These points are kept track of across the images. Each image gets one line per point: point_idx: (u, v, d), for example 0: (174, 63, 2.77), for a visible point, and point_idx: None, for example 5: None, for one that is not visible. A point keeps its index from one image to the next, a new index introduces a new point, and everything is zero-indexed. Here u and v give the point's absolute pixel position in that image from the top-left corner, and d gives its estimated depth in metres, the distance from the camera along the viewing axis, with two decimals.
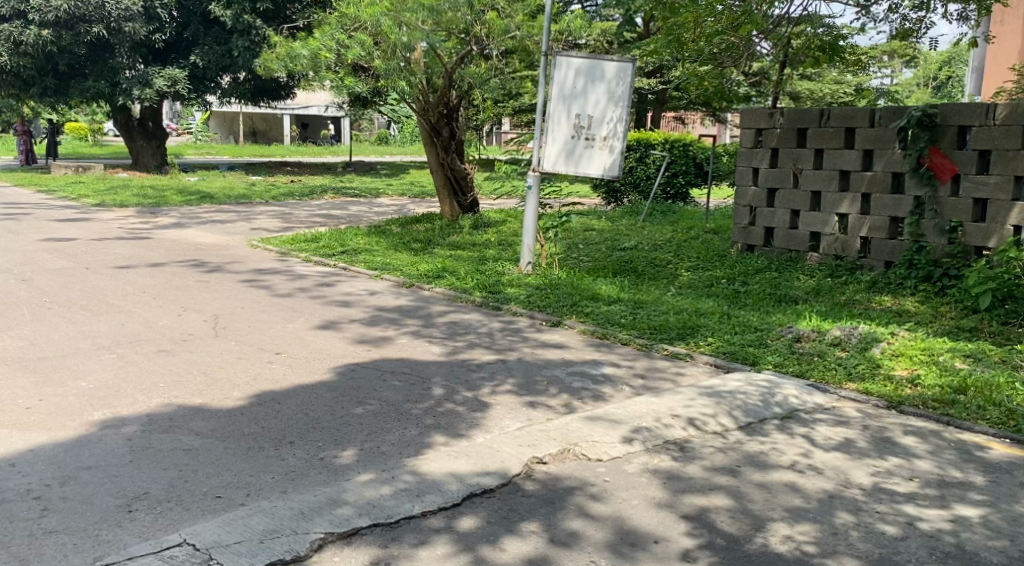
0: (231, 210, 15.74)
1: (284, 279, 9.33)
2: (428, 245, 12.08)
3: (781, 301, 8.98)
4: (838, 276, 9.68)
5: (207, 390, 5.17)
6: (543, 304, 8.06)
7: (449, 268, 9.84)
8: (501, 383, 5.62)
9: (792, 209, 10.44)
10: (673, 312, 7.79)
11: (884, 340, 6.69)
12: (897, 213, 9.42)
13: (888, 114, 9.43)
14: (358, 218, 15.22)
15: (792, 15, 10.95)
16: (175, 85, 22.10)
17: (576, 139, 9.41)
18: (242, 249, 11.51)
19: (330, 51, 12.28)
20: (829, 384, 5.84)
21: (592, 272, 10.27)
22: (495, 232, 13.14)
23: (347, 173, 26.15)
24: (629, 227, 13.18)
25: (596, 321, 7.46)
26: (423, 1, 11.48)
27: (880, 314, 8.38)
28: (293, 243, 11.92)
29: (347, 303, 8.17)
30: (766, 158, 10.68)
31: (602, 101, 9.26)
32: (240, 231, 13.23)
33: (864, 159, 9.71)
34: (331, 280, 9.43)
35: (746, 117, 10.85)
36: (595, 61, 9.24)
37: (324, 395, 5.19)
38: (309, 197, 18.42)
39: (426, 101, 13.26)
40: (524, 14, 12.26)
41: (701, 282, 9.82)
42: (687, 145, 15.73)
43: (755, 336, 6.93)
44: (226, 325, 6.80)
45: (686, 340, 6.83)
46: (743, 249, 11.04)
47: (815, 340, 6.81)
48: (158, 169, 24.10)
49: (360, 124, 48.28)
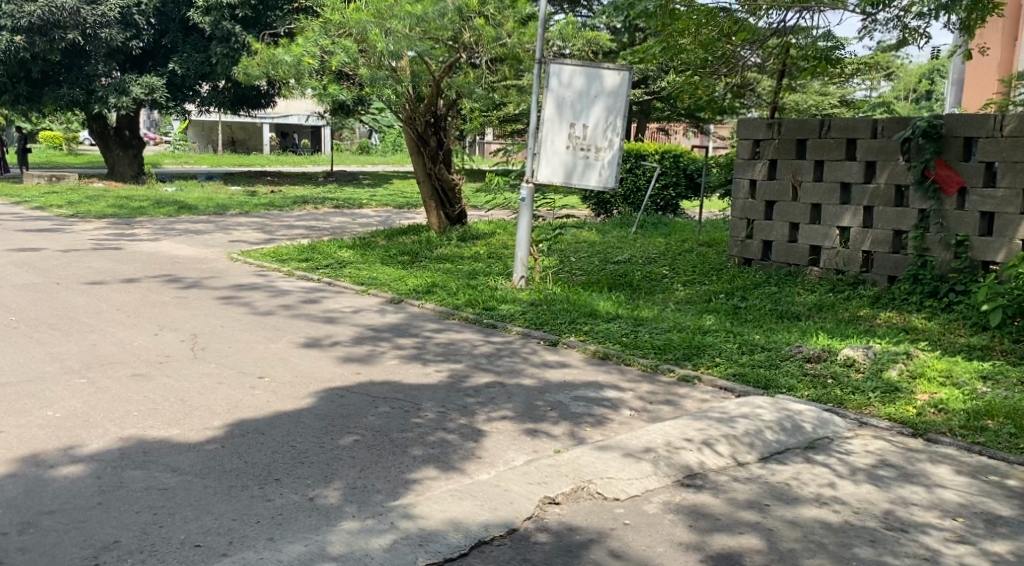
0: (210, 221, 15.30)
1: (265, 295, 8.92)
2: (416, 258, 11.71)
3: (784, 318, 8.68)
4: (839, 292, 9.40)
5: (184, 420, 4.76)
6: (540, 321, 7.71)
7: (438, 283, 9.47)
8: (501, 409, 5.24)
9: (791, 222, 10.16)
10: (675, 330, 7.47)
11: (900, 362, 6.38)
12: (900, 226, 9.15)
13: (891, 125, 9.19)
14: (341, 229, 14.82)
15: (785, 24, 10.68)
16: (153, 93, 21.63)
17: (571, 150, 9.08)
18: (221, 263, 11.10)
19: (314, 58, 11.87)
20: (848, 409, 5.50)
21: (586, 286, 9.93)
22: (483, 245, 12.79)
23: (328, 183, 25.72)
24: (621, 240, 12.88)
25: (596, 340, 7.12)
26: (410, 8, 11.14)
27: (887, 331, 8.08)
28: (275, 256, 11.52)
29: (332, 320, 7.77)
30: (764, 169, 10.41)
31: (598, 111, 8.98)
32: (220, 243, 12.80)
33: (867, 171, 9.45)
34: (315, 296, 9.03)
35: (742, 128, 10.58)
36: (591, 69, 8.92)
37: (311, 424, 4.80)
38: (290, 208, 18.00)
39: (412, 110, 12.83)
40: (515, 21, 12.01)
41: (698, 297, 9.51)
42: (676, 157, 15.48)
43: (765, 357, 6.60)
44: (205, 346, 6.39)
45: (692, 360, 6.50)
46: (739, 263, 10.74)
47: (827, 361, 6.49)
48: (134, 179, 23.59)
49: (341, 134, 47.86)
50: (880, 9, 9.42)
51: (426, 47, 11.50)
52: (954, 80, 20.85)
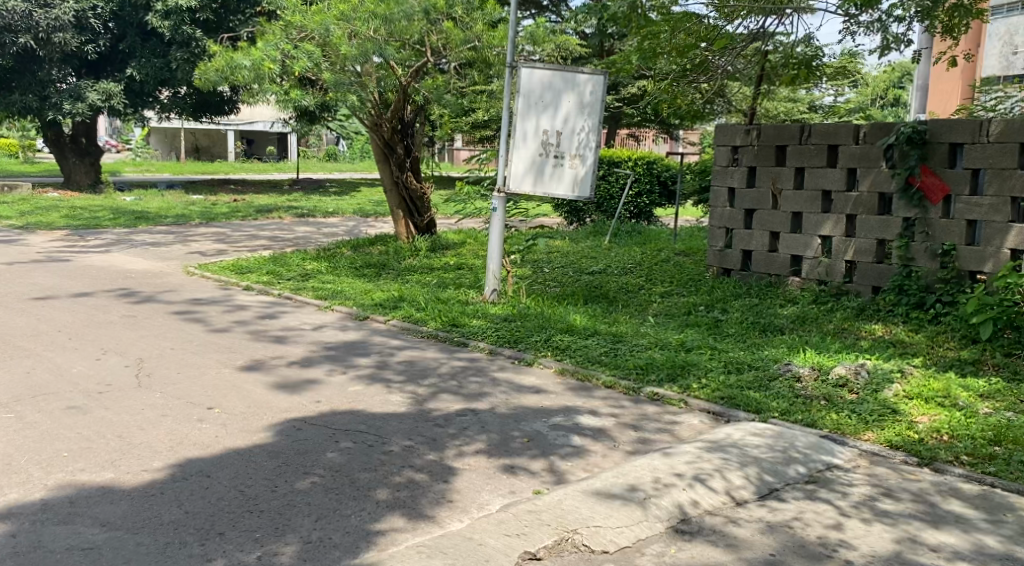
0: (169, 232, 14.72)
1: (221, 311, 8.42)
2: (383, 270, 11.25)
3: (767, 331, 8.35)
4: (822, 303, 9.08)
5: (120, 461, 4.30)
6: (513, 339, 7.27)
7: (406, 297, 9.03)
8: (473, 442, 4.81)
9: (771, 231, 9.83)
10: (656, 348, 7.08)
11: (895, 381, 6.02)
12: (884, 235, 8.84)
13: (874, 131, 8.88)
14: (306, 239, 14.33)
15: (754, 31, 10.46)
16: (110, 99, 21.02)
17: (543, 158, 8.68)
18: (177, 277, 10.57)
19: (275, 62, 11.18)
20: (845, 434, 5.11)
21: (560, 299, 9.53)
22: (453, 255, 12.38)
23: (293, 191, 25.15)
24: (595, 249, 12.52)
25: (573, 359, 6.70)
26: (374, 9, 10.74)
27: (874, 344, 7.77)
28: (235, 269, 11.00)
29: (291, 339, 7.29)
30: (743, 177, 10.07)
31: (572, 117, 8.61)
32: (176, 256, 12.25)
33: (849, 178, 9.14)
34: (273, 312, 8.53)
35: (719, 133, 10.23)
36: (564, 73, 8.56)
37: (262, 463, 4.35)
38: (254, 217, 17.46)
39: (379, 115, 12.45)
40: (486, 22, 11.58)
41: (677, 310, 9.15)
42: (650, 163, 15.19)
43: (752, 376, 6.22)
44: (151, 372, 5.90)
45: (677, 382, 6.10)
46: (719, 273, 10.38)
47: (817, 380, 6.12)
48: (91, 188, 22.88)
49: (308, 141, 47.20)
50: (863, 10, 9.10)
51: (391, 51, 11.08)
52: (920, 85, 20.86)
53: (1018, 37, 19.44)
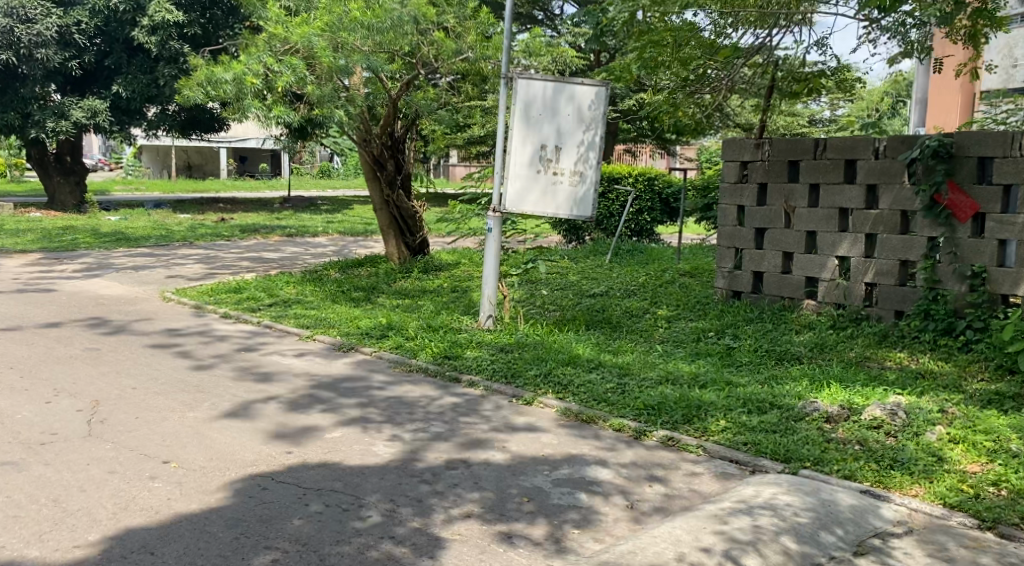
0: (150, 253, 14.08)
1: (195, 341, 7.81)
2: (371, 293, 10.66)
3: (783, 361, 7.76)
4: (840, 329, 8.47)
5: (49, 534, 3.70)
6: (510, 374, 6.64)
7: (395, 324, 8.42)
8: (467, 504, 4.22)
9: (784, 251, 9.23)
10: (668, 383, 6.43)
11: (936, 423, 5.42)
12: (907, 256, 8.25)
13: (894, 144, 8.32)
14: (292, 260, 13.72)
15: (757, 44, 9.93)
16: (95, 116, 20.53)
17: (541, 174, 8.09)
18: (153, 303, 9.96)
19: (257, 76, 10.57)
20: (891, 490, 4.57)
21: (560, 324, 8.93)
22: (446, 277, 11.80)
23: (284, 210, 24.54)
24: (596, 269, 11.94)
25: (576, 397, 6.09)
26: (360, 18, 10.18)
27: (900, 375, 7.18)
28: (214, 294, 10.39)
29: (266, 373, 6.66)
30: (752, 194, 9.47)
31: (571, 131, 8.03)
32: (155, 279, 11.64)
33: (868, 195, 8.56)
34: (251, 341, 7.92)
35: (727, 148, 9.64)
36: (563, 84, 8.00)
37: (218, 533, 3.76)
38: (241, 237, 16.85)
39: (368, 131, 11.92)
40: (479, 33, 11.01)
41: (685, 337, 8.54)
42: (652, 179, 14.66)
43: (774, 418, 5.59)
44: (104, 417, 5.28)
45: (693, 425, 5.48)
46: (727, 296, 9.74)
47: (848, 422, 5.53)
48: (76, 209, 22.25)
49: (302, 158, 46.69)
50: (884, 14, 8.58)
51: (379, 62, 10.53)
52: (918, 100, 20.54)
53: (1018, 51, 19.16)
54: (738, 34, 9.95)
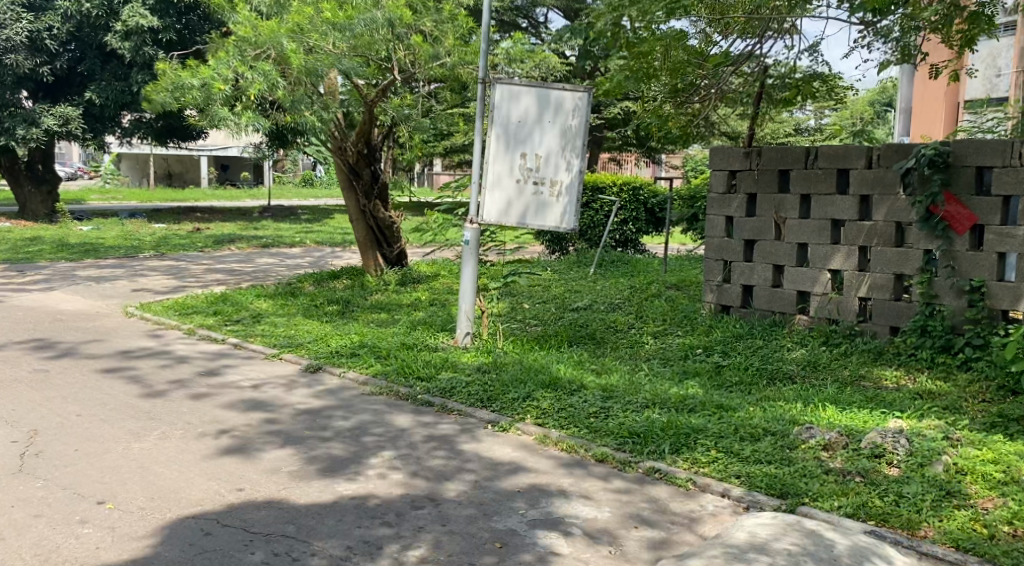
0: (118, 265, 13.59)
1: (153, 364, 7.37)
2: (346, 308, 10.25)
3: (777, 381, 7.39)
4: (834, 347, 8.11)
5: None
6: (487, 397, 6.23)
7: (368, 342, 7.99)
8: (432, 553, 3.84)
9: (775, 264, 8.86)
10: (655, 407, 6.03)
11: (941, 450, 5.03)
12: (902, 270, 7.91)
13: (888, 153, 7.99)
14: (266, 273, 13.26)
15: (745, 51, 9.59)
16: (67, 123, 20.04)
17: (522, 185, 7.72)
18: (113, 319, 9.50)
19: (226, 82, 10.11)
20: (899, 529, 4.19)
21: (541, 340, 8.54)
22: (424, 290, 11.39)
23: (261, 219, 24.02)
24: (579, 282, 11.57)
25: (557, 423, 5.69)
26: (333, 20, 9.79)
27: (899, 394, 6.82)
28: (180, 309, 9.94)
29: (225, 399, 6.24)
30: (741, 205, 9.11)
31: (553, 139, 7.64)
32: (120, 293, 11.18)
33: (861, 207, 8.22)
34: (214, 363, 7.50)
35: (715, 157, 9.27)
36: (541, 89, 7.64)
37: None
38: (215, 248, 16.37)
39: (342, 138, 11.50)
40: (457, 37, 10.61)
41: (670, 355, 8.15)
42: (636, 189, 14.31)
43: (768, 448, 5.20)
44: (40, 450, 4.86)
45: (682, 455, 5.09)
46: (716, 310, 9.36)
47: (848, 451, 5.15)
48: (47, 218, 21.70)
49: (284, 167, 46.18)
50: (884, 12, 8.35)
51: (352, 66, 10.14)
52: (901, 109, 20.35)
53: (1001, 60, 19.03)
54: (726, 41, 9.59)
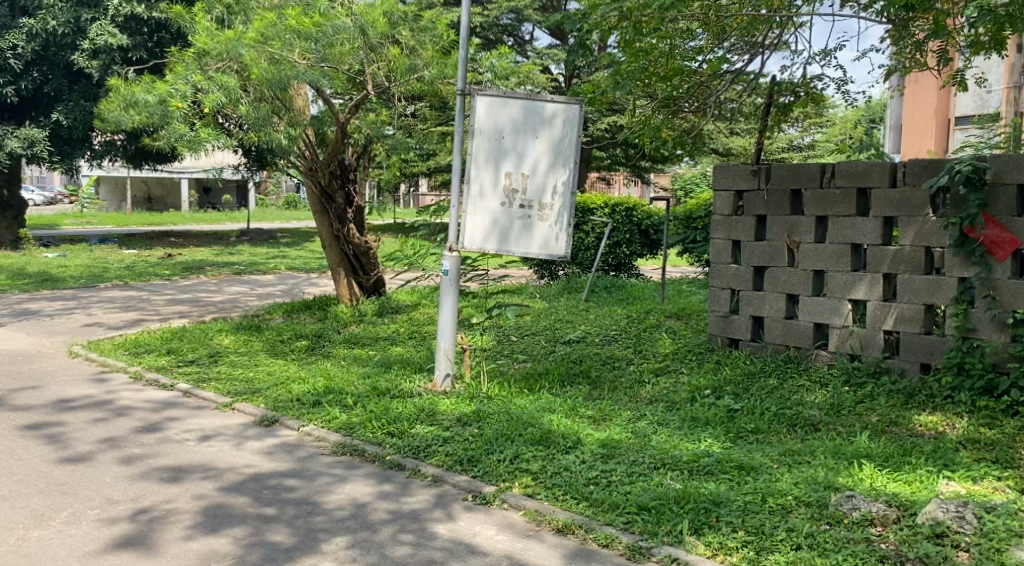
0: (75, 296, 12.62)
1: (87, 417, 6.47)
2: (315, 343, 9.34)
3: (798, 428, 6.50)
4: (858, 387, 7.25)
5: None
6: (470, 459, 5.33)
7: (335, 386, 7.07)
8: None
9: (788, 294, 7.98)
10: (666, 470, 5.14)
11: (1019, 531, 4.21)
12: (934, 300, 7.05)
13: (915, 170, 7.16)
14: (234, 303, 12.32)
15: (746, 61, 8.72)
16: (32, 146, 19.12)
17: (506, 208, 6.85)
18: (54, 361, 8.56)
19: (184, 98, 9.23)
20: None
21: (530, 380, 7.63)
22: (403, 321, 10.49)
23: (237, 244, 23.06)
24: (571, 311, 10.67)
25: (554, 495, 4.82)
26: (300, 29, 8.95)
27: (940, 444, 5.96)
28: (130, 347, 9.01)
29: (160, 464, 5.36)
30: (749, 228, 8.24)
31: (541, 157, 6.79)
32: (69, 328, 10.25)
33: (885, 230, 7.37)
34: (158, 415, 6.58)
35: (719, 176, 8.42)
36: (527, 101, 6.80)
37: None
38: (184, 276, 15.41)
39: (313, 159, 10.60)
40: (437, 48, 9.85)
41: (676, 397, 7.26)
42: (630, 209, 13.45)
43: (805, 527, 4.33)
44: None
45: (704, 538, 4.29)
46: (724, 344, 8.45)
47: (902, 527, 4.32)
48: (12, 245, 20.71)
49: (266, 188, 45.22)
50: (912, 16, 7.54)
51: (317, 77, 9.22)
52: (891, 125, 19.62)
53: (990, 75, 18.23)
54: (727, 50, 8.73)
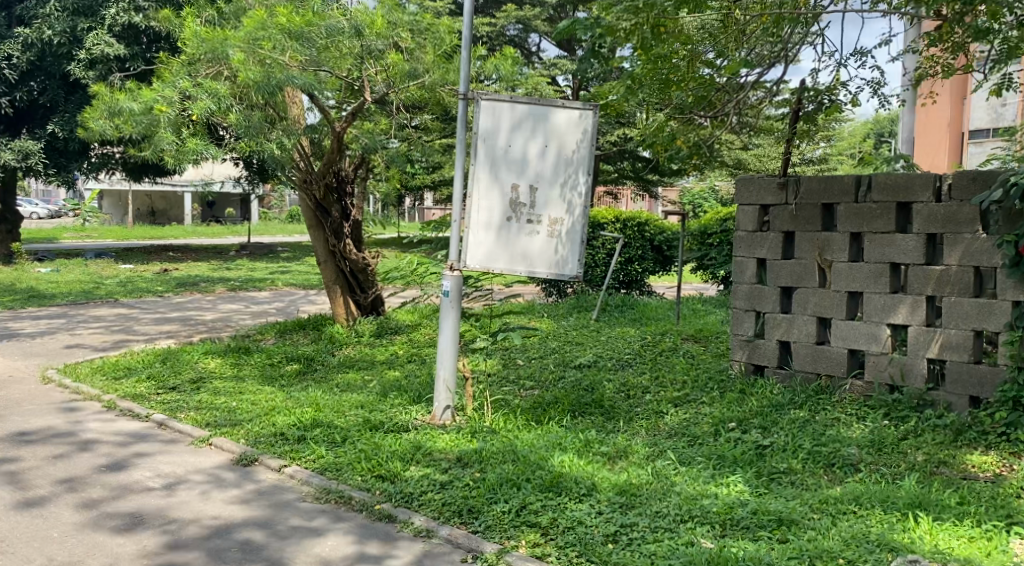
0: (60, 314, 12.00)
1: (48, 453, 5.84)
2: (308, 367, 8.70)
3: (837, 469, 5.83)
4: (899, 421, 6.58)
5: None
6: (471, 511, 4.69)
7: (324, 418, 6.42)
8: None
9: (819, 317, 7.31)
10: (694, 524, 4.49)
11: None
12: (984, 326, 6.40)
13: (963, 182, 6.50)
14: (226, 322, 11.70)
15: (771, 66, 8.09)
16: (27, 158, 18.52)
17: (512, 223, 6.22)
18: (25, 387, 7.94)
19: (170, 104, 8.57)
20: None
21: (538, 410, 6.97)
22: (402, 342, 9.85)
23: (236, 258, 22.42)
24: (581, 332, 10.03)
25: (568, 558, 4.23)
26: (292, 31, 8.36)
27: (998, 490, 5.31)
28: (108, 371, 8.40)
29: (116, 514, 4.75)
30: (776, 244, 7.57)
31: (550, 168, 6.15)
32: (48, 350, 9.64)
33: (928, 248, 6.71)
34: (127, 450, 5.95)
35: (743, 188, 7.77)
36: (536, 107, 6.16)
37: None
38: (178, 292, 14.78)
39: (307, 170, 9.99)
40: (439, 53, 9.25)
41: (700, 431, 6.58)
42: (641, 224, 12.82)
43: None
44: None
45: None
46: (748, 370, 7.78)
47: None
48: (7, 260, 20.08)
49: (269, 202, 44.68)
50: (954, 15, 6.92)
51: (309, 82, 8.60)
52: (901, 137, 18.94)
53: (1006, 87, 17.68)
54: (751, 54, 8.11)
